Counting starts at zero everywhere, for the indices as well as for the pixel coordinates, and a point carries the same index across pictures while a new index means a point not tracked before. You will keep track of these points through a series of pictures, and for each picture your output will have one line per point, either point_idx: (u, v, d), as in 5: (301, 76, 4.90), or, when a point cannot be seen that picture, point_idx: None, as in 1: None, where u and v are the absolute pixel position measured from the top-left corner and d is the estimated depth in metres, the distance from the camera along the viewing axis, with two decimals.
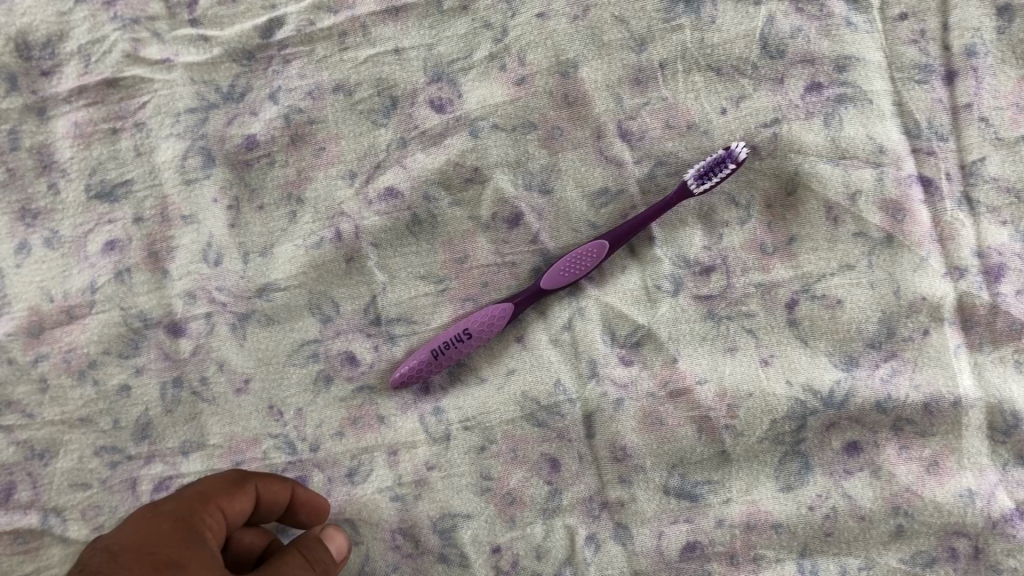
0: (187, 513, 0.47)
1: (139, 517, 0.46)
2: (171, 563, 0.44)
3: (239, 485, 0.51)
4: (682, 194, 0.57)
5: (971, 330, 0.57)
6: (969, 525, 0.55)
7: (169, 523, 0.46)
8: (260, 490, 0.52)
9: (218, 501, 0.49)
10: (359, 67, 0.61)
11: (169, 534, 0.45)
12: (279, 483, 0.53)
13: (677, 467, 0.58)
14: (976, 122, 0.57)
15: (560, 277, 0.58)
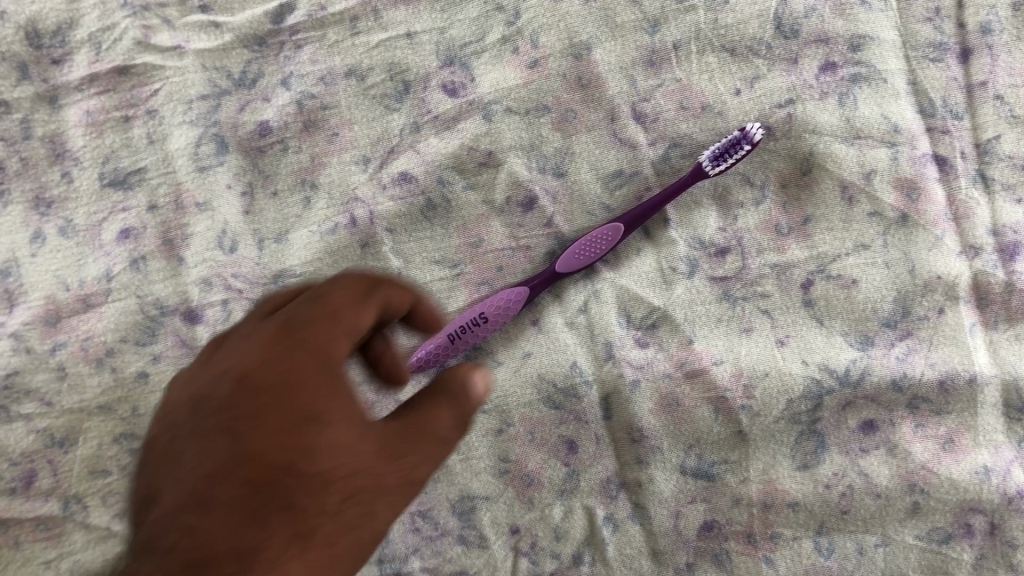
0: (322, 331, 0.38)
1: (285, 331, 0.38)
2: (304, 415, 0.36)
3: (366, 298, 0.40)
4: (696, 176, 0.57)
5: (986, 307, 0.57)
6: (984, 502, 0.56)
7: (308, 359, 0.37)
8: (386, 301, 0.41)
9: (343, 318, 0.39)
10: (371, 51, 0.61)
11: (300, 368, 0.37)
12: (403, 288, 0.43)
13: (694, 447, 0.58)
14: (991, 100, 0.57)
15: (575, 260, 0.59)
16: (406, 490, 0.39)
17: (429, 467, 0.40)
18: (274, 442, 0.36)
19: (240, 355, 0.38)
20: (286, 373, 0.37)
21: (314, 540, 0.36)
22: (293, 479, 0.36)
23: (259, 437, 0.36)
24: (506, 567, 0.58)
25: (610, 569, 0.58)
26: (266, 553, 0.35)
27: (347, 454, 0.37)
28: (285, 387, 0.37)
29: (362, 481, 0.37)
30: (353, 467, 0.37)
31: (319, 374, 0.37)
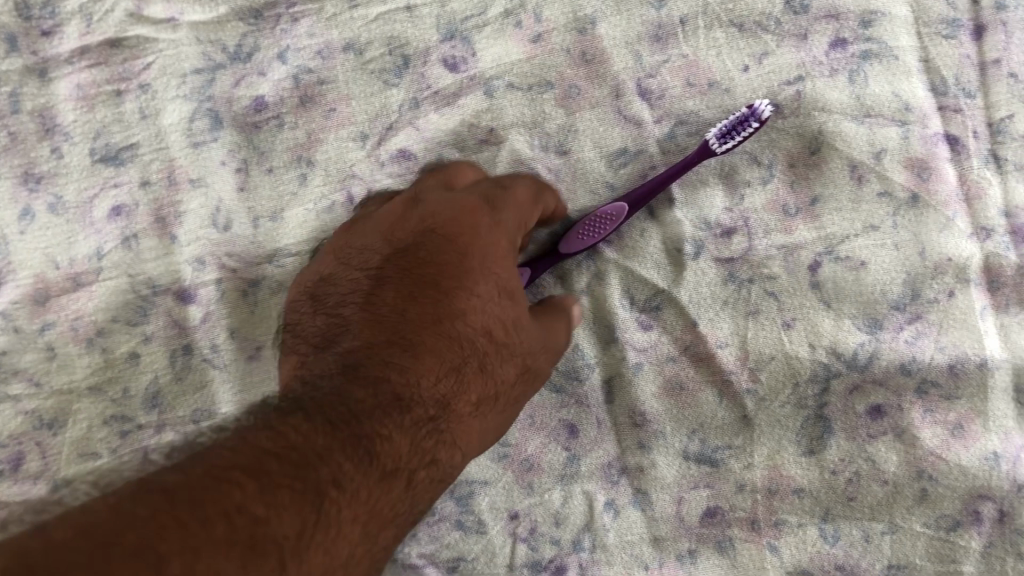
0: (507, 215, 0.51)
1: (490, 215, 0.51)
2: (505, 288, 0.50)
3: (534, 205, 0.53)
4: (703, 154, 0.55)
5: (998, 290, 0.56)
6: (993, 489, 0.55)
7: (503, 244, 0.50)
8: (547, 206, 0.55)
9: (519, 204, 0.52)
10: (370, 25, 0.59)
11: (498, 246, 0.50)
12: (553, 194, 0.55)
13: (697, 432, 0.57)
14: (1005, 78, 0.56)
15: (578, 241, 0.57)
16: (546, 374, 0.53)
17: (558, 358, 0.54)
18: (481, 291, 0.49)
19: (442, 217, 0.51)
20: (497, 244, 0.50)
21: (495, 380, 0.49)
22: (493, 325, 0.49)
23: (467, 291, 0.48)
24: (504, 553, 0.58)
25: (610, 556, 0.57)
26: (467, 387, 0.47)
27: (523, 314, 0.50)
28: (492, 252, 0.50)
29: (528, 338, 0.51)
30: (526, 327, 0.51)
31: (509, 247, 0.51)
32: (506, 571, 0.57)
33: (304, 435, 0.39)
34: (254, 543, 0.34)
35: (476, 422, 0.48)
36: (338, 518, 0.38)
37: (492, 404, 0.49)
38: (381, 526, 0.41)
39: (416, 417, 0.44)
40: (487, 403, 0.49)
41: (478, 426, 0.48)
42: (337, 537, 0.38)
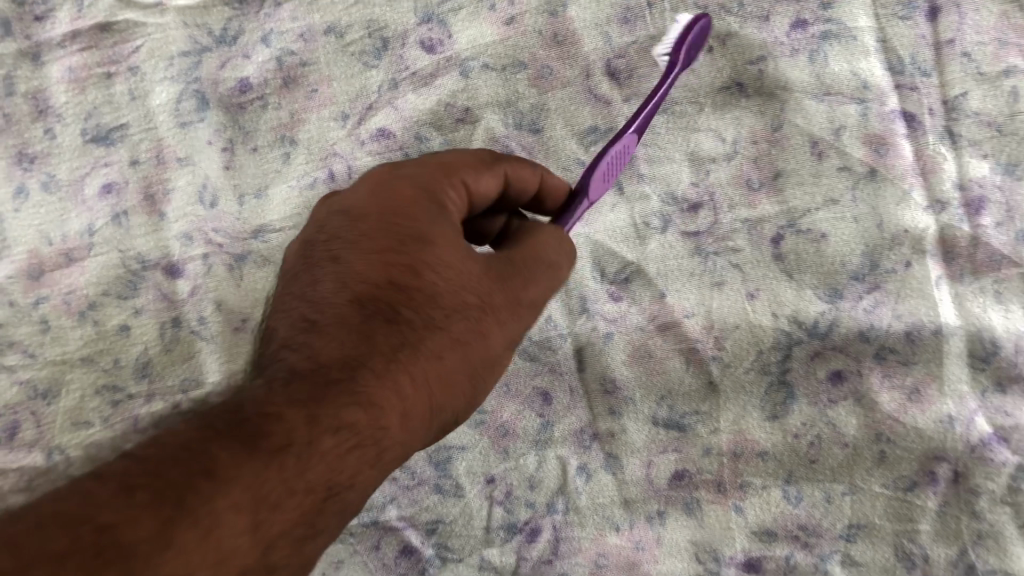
0: (420, 177, 0.48)
1: (393, 182, 0.48)
2: (418, 238, 0.46)
3: (485, 169, 0.50)
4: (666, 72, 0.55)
5: (953, 261, 0.58)
6: (949, 450, 0.57)
7: (412, 197, 0.47)
8: (510, 171, 0.50)
9: (461, 172, 0.49)
10: (350, 8, 0.61)
11: (408, 202, 0.47)
12: (530, 168, 0.51)
13: (665, 398, 0.60)
14: (959, 57, 0.58)
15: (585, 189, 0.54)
16: (534, 306, 0.48)
17: (550, 281, 0.48)
18: (382, 246, 0.45)
19: (350, 193, 0.49)
20: (400, 202, 0.47)
21: (424, 326, 0.44)
22: (402, 274, 0.45)
23: (361, 255, 0.45)
24: (480, 516, 0.60)
25: (582, 518, 0.60)
26: (373, 346, 0.43)
27: (451, 255, 0.46)
28: (397, 209, 0.47)
29: (486, 284, 0.46)
30: (453, 272, 0.45)
31: (420, 201, 0.47)
32: (483, 533, 0.60)
33: (175, 432, 0.38)
34: (101, 549, 0.32)
35: (401, 375, 0.43)
36: (211, 506, 0.35)
37: (429, 350, 0.44)
38: (273, 512, 0.38)
39: (313, 386, 0.41)
40: (413, 352, 0.44)
41: (412, 383, 0.43)
42: (215, 527, 0.35)
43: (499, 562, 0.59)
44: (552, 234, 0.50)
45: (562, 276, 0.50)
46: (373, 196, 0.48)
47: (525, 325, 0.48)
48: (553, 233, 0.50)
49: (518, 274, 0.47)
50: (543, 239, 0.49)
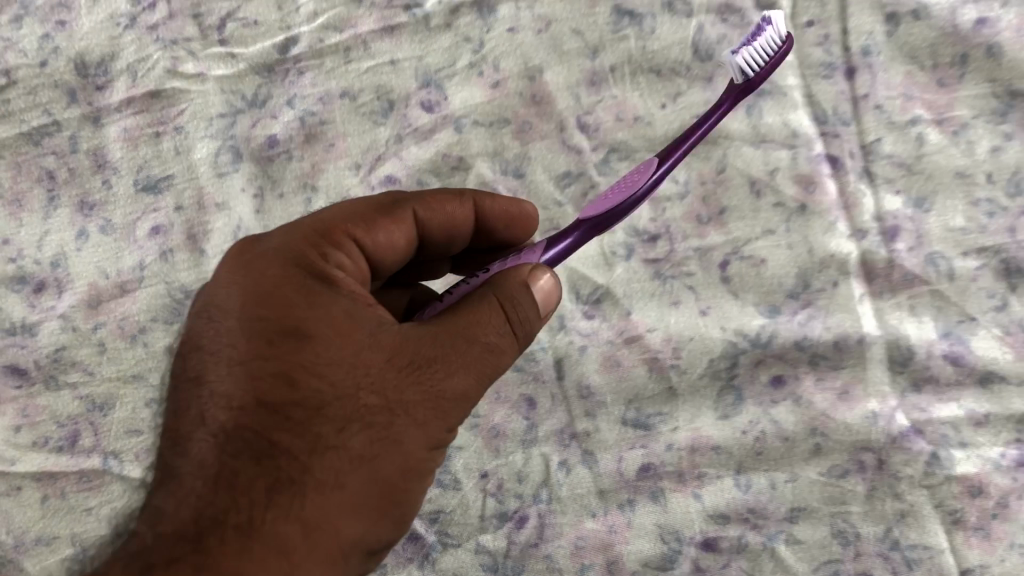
0: (305, 246, 0.54)
1: (277, 249, 0.54)
2: (299, 335, 0.50)
3: (387, 216, 0.58)
4: (739, 84, 0.61)
5: (874, 281, 0.69)
6: (873, 441, 0.67)
7: (294, 295, 0.51)
8: (422, 211, 0.59)
9: (352, 229, 0.56)
10: (362, 76, 0.73)
11: (288, 300, 0.51)
12: (453, 203, 0.60)
13: (633, 402, 0.70)
14: (873, 109, 0.70)
15: (620, 194, 0.57)
16: (461, 396, 0.50)
17: (480, 360, 0.50)
18: (260, 348, 0.50)
19: (230, 292, 0.52)
20: (283, 281, 0.52)
21: (314, 442, 0.48)
22: (283, 384, 0.49)
23: (243, 361, 0.50)
24: (476, 505, 0.70)
25: (564, 506, 0.69)
26: (255, 469, 0.48)
27: (341, 355, 0.50)
28: (278, 290, 0.51)
29: (383, 394, 0.49)
30: (347, 374, 0.49)
31: (310, 283, 0.52)
32: (478, 520, 0.70)
33: None
34: None
35: (279, 511, 0.47)
36: None
37: (321, 471, 0.48)
38: None
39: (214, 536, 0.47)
40: (298, 483, 0.48)
41: (309, 510, 0.47)
42: None
43: (492, 546, 0.69)
44: (495, 306, 0.51)
45: (503, 351, 0.51)
46: (258, 270, 0.53)
47: (443, 424, 0.50)
48: (502, 302, 0.51)
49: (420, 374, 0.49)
50: (486, 315, 0.50)
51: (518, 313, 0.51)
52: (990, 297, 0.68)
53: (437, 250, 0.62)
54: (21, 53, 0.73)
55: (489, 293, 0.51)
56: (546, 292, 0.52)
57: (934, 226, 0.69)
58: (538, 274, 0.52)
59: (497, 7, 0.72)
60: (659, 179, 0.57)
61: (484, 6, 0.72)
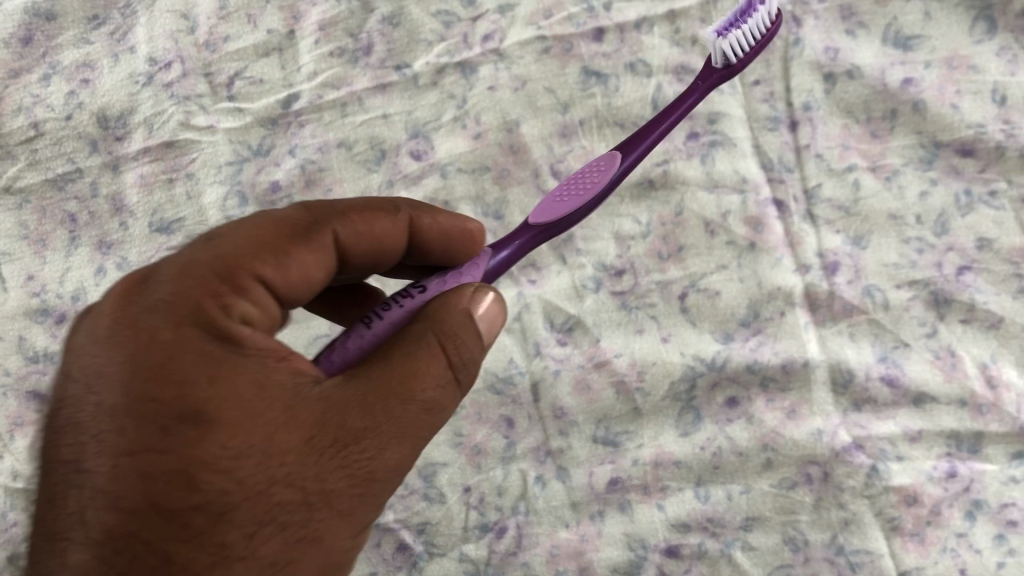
0: (203, 298, 0.48)
1: (164, 304, 0.48)
2: (195, 420, 0.45)
3: (301, 243, 0.52)
4: (720, 67, 0.68)
5: (817, 310, 0.77)
6: (819, 455, 0.74)
7: (190, 367, 0.46)
8: (341, 233, 0.54)
9: (256, 266, 0.50)
10: (357, 128, 0.81)
11: (181, 372, 0.45)
12: (378, 221, 0.56)
13: (602, 421, 0.77)
14: (814, 158, 0.78)
15: (571, 202, 0.61)
16: (395, 466, 0.49)
17: (418, 419, 0.49)
18: (151, 441, 0.44)
19: (109, 363, 0.46)
20: (175, 350, 0.46)
21: (221, 551, 0.45)
22: (180, 483, 0.44)
23: (130, 451, 0.45)
24: (460, 518, 0.76)
25: (540, 517, 0.76)
26: None
27: (251, 446, 0.46)
28: (170, 362, 0.46)
29: (299, 487, 0.46)
30: (258, 466, 0.46)
31: (208, 352, 0.46)
32: (462, 531, 0.76)
33: None
34: None
35: None
36: None
37: None
38: None
39: None
40: None
41: None
42: None
43: (474, 555, 0.75)
44: (435, 350, 0.49)
45: (442, 402, 0.49)
46: (146, 334, 0.47)
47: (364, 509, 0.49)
48: (443, 341, 0.50)
49: (338, 461, 0.47)
50: (426, 364, 0.49)
51: (458, 353, 0.50)
52: (921, 325, 0.76)
53: (362, 270, 0.58)
54: (49, 107, 0.81)
55: (428, 332, 0.50)
56: (489, 314, 0.52)
57: (870, 262, 0.77)
58: (480, 294, 0.52)
59: (478, 67, 0.81)
60: (617, 174, 0.62)
61: (467, 67, 0.81)
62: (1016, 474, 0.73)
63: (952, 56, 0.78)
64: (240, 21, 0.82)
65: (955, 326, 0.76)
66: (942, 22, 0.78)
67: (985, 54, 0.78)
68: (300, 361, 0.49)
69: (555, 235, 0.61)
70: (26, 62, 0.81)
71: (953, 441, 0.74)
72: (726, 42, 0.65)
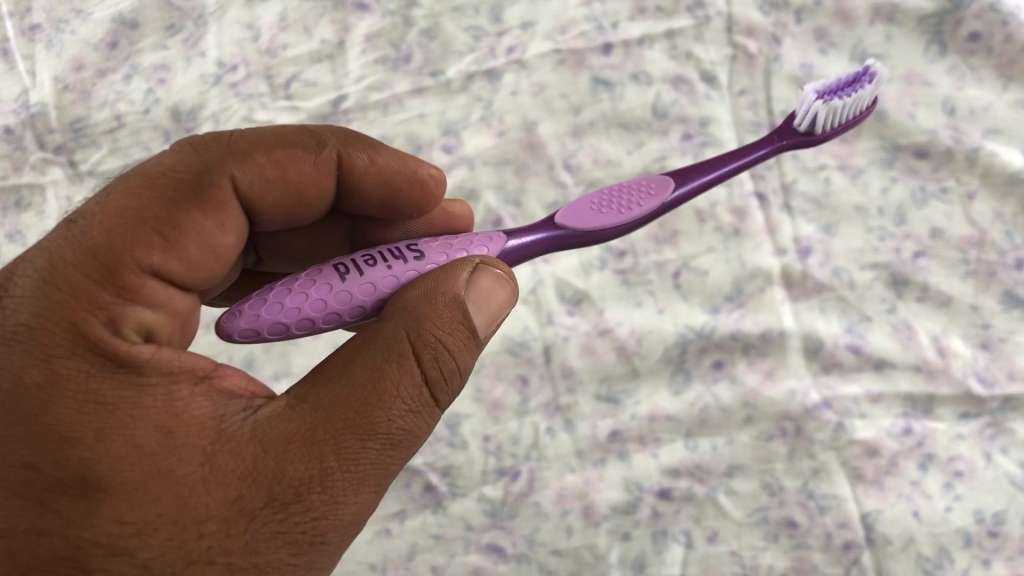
0: (83, 311, 0.49)
1: (39, 339, 0.49)
2: (88, 483, 0.46)
3: (179, 208, 0.53)
4: (801, 131, 0.70)
5: (792, 288, 0.89)
6: (792, 411, 0.86)
7: (82, 423, 0.47)
8: (240, 179, 0.57)
9: (133, 250, 0.51)
10: (396, 125, 0.93)
11: (70, 431, 0.47)
12: (292, 166, 0.59)
13: (604, 380, 0.88)
14: (790, 157, 0.92)
15: (609, 215, 0.60)
16: (353, 520, 0.48)
17: (380, 457, 0.48)
18: (34, 518, 0.47)
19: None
20: (60, 394, 0.48)
21: None
22: (73, 558, 0.46)
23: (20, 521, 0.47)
24: (479, 462, 0.87)
25: (549, 463, 0.87)
26: None
27: (157, 512, 0.46)
28: (47, 400, 0.47)
29: (216, 551, 0.46)
30: (170, 539, 0.46)
31: (93, 385, 0.48)
32: (481, 475, 0.87)
33: None
34: None
35: None
36: None
37: None
38: None
39: None
40: None
41: None
42: None
43: (492, 495, 0.87)
44: (406, 366, 0.48)
45: (414, 429, 0.49)
46: (14, 376, 0.48)
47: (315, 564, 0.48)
48: (418, 350, 0.49)
49: (261, 520, 0.47)
50: (395, 384, 0.48)
51: (434, 369, 0.49)
52: (882, 302, 0.88)
53: (286, 217, 0.61)
54: (130, 103, 0.93)
55: (404, 335, 0.49)
56: (485, 290, 0.51)
57: (838, 247, 0.89)
58: (477, 275, 0.51)
59: (502, 75, 0.94)
60: (676, 197, 0.62)
61: (493, 75, 0.94)
62: (962, 431, 0.85)
63: (909, 73, 0.91)
64: (298, 32, 0.94)
65: (911, 304, 0.88)
66: (901, 44, 0.92)
67: (938, 72, 0.91)
68: (228, 381, 0.51)
69: (574, 246, 0.60)
70: (112, 64, 0.94)
71: (909, 403, 0.86)
72: (814, 90, 0.69)
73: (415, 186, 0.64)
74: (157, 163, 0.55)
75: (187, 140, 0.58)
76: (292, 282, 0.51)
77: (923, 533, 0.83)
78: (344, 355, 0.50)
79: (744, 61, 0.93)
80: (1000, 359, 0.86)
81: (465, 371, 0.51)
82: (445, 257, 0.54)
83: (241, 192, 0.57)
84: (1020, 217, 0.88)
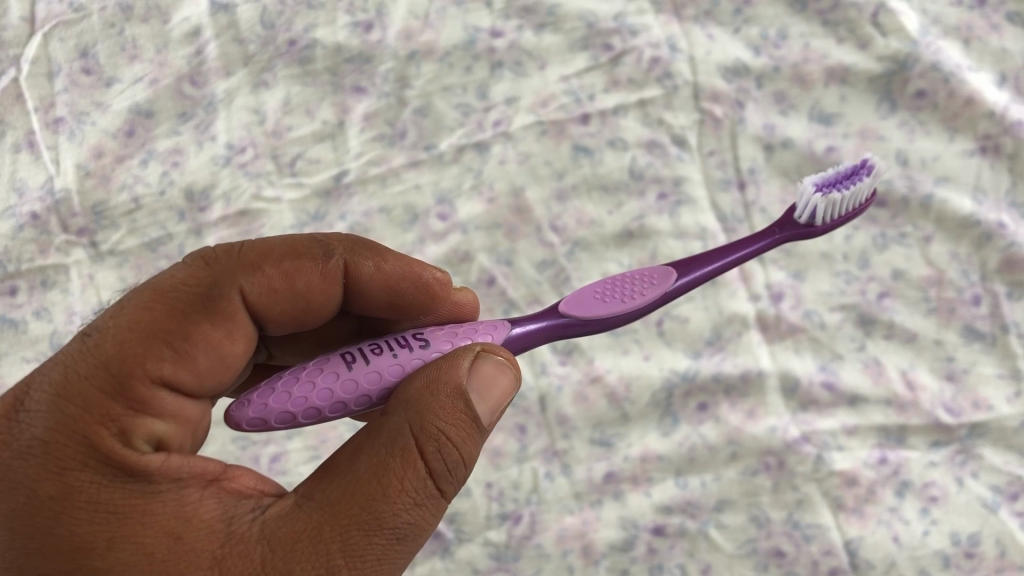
0: (96, 424, 0.54)
1: (52, 452, 0.53)
2: None
3: (187, 321, 0.57)
4: (802, 222, 0.76)
5: (767, 331, 0.96)
6: (774, 446, 0.91)
7: (94, 530, 0.51)
8: (248, 291, 0.61)
9: (143, 364, 0.55)
10: (395, 196, 1.01)
11: (82, 540, 0.51)
12: (300, 277, 0.63)
13: (597, 426, 0.94)
14: (759, 212, 0.99)
15: (612, 304, 0.66)
16: None
17: (387, 552, 0.52)
18: None
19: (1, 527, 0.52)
20: (74, 505, 0.52)
21: None
22: None
23: None
24: (482, 508, 0.92)
25: (549, 506, 0.92)
26: None
27: None
28: (61, 511, 0.52)
29: None
30: None
31: (106, 495, 0.52)
32: (485, 520, 0.92)
33: None
34: None
35: None
36: None
37: None
38: None
39: None
40: None
41: None
42: None
43: (496, 539, 0.91)
44: (410, 460, 0.52)
45: (419, 523, 0.53)
46: (30, 489, 0.52)
47: None
48: (421, 443, 0.53)
49: None
50: (400, 478, 0.52)
51: (437, 462, 0.53)
52: (852, 340, 0.95)
53: (296, 323, 0.65)
54: (147, 185, 1.01)
55: (408, 429, 0.53)
56: (487, 377, 0.55)
57: (808, 291, 0.96)
58: (478, 363, 0.55)
59: (490, 146, 1.01)
60: (678, 286, 0.68)
61: (481, 146, 1.01)
62: (934, 459, 0.91)
63: (864, 128, 1.00)
64: (300, 115, 1.02)
65: (879, 341, 0.94)
66: (855, 102, 1.00)
67: (890, 127, 0.99)
68: (237, 482, 0.55)
69: (576, 333, 0.66)
70: (130, 150, 1.02)
71: (883, 434, 0.91)
72: (811, 181, 0.76)
73: (413, 291, 0.67)
74: (169, 278, 0.59)
75: (199, 255, 0.63)
76: (301, 371, 0.56)
77: (904, 557, 0.88)
78: (352, 449, 0.54)
79: (711, 125, 1.01)
80: (965, 390, 0.92)
81: (469, 459, 0.55)
82: (450, 345, 0.60)
83: (248, 302, 0.61)
84: (973, 257, 0.95)
